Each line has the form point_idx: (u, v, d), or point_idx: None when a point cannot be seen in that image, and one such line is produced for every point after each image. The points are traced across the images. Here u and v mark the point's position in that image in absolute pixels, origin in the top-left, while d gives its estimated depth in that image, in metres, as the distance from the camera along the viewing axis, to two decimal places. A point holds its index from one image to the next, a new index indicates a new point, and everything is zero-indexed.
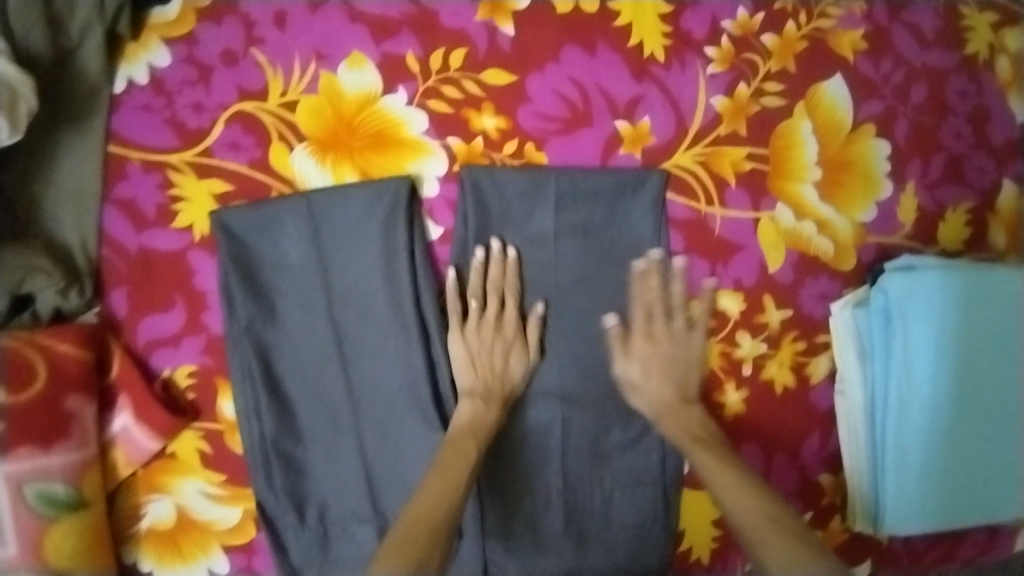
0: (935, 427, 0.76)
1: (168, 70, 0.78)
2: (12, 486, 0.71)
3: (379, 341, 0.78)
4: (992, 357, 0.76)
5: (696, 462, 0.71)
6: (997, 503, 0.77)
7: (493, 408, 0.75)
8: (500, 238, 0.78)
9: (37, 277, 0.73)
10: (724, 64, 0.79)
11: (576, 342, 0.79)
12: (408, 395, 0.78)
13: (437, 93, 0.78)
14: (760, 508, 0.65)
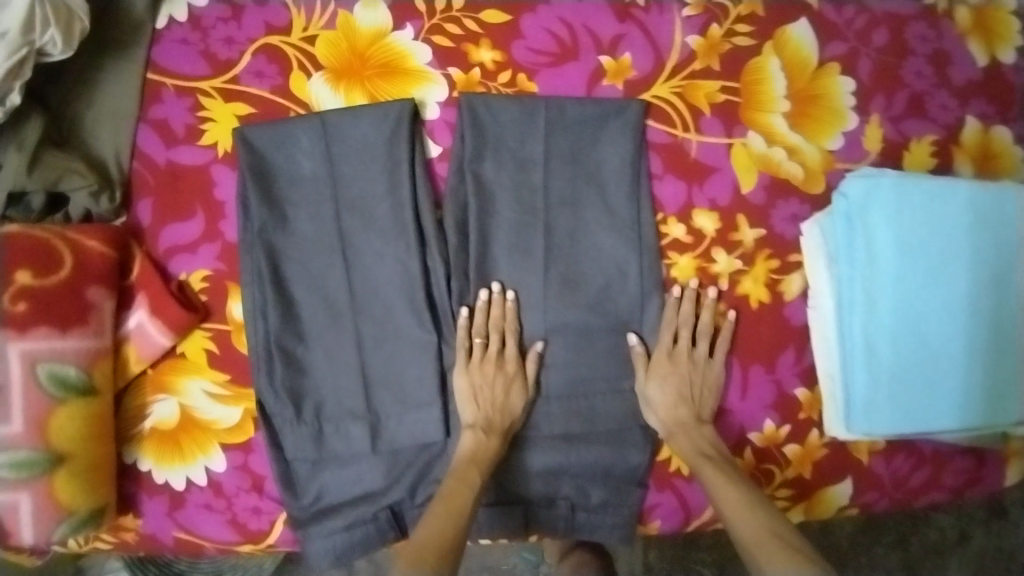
0: (901, 329, 0.81)
1: (205, 9, 0.87)
2: (27, 363, 0.76)
3: (380, 246, 0.84)
4: (953, 262, 0.81)
5: (707, 482, 0.79)
6: (963, 401, 0.81)
7: (498, 437, 0.81)
8: (489, 155, 0.85)
9: (73, 178, 0.81)
10: (698, 8, 0.88)
11: (567, 261, 0.85)
12: (403, 297, 0.84)
13: (441, 29, 0.87)
14: (765, 528, 0.73)
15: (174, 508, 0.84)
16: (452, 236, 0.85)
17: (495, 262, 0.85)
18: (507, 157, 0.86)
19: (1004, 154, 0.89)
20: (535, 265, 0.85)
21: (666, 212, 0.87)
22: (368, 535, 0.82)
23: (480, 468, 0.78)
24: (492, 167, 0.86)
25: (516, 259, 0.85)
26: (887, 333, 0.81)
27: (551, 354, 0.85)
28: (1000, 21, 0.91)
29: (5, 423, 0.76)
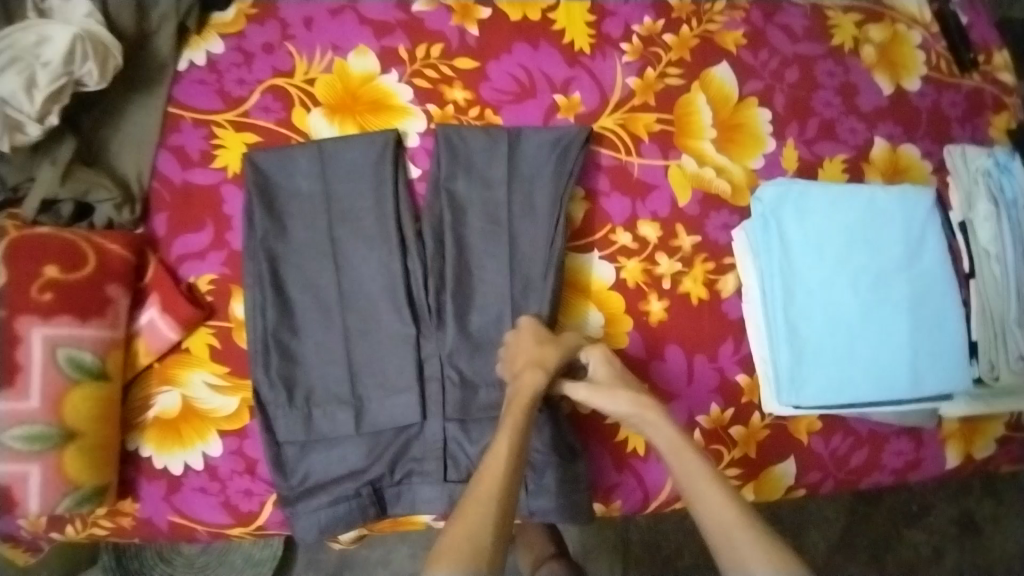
0: (815, 312, 0.96)
1: (220, 55, 1.03)
2: (48, 349, 0.85)
3: (366, 250, 0.95)
4: (853, 253, 0.97)
5: (682, 465, 0.81)
6: (873, 371, 0.95)
7: (544, 373, 0.86)
8: (457, 176, 0.98)
9: (99, 191, 0.93)
10: (636, 55, 1.05)
11: (527, 264, 0.96)
12: (386, 295, 0.94)
13: (421, 74, 1.02)
14: (734, 514, 0.75)
15: (172, 491, 0.91)
16: (430, 241, 0.97)
17: (471, 263, 0.96)
18: (471, 176, 0.98)
19: (912, 167, 1.07)
20: (502, 266, 0.96)
21: (617, 223, 0.99)
22: (351, 510, 0.89)
23: (524, 404, 0.84)
24: (462, 186, 0.98)
25: (489, 261, 0.96)
26: (805, 315, 0.95)
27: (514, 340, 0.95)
28: (908, 53, 1.10)
29: (25, 399, 0.84)
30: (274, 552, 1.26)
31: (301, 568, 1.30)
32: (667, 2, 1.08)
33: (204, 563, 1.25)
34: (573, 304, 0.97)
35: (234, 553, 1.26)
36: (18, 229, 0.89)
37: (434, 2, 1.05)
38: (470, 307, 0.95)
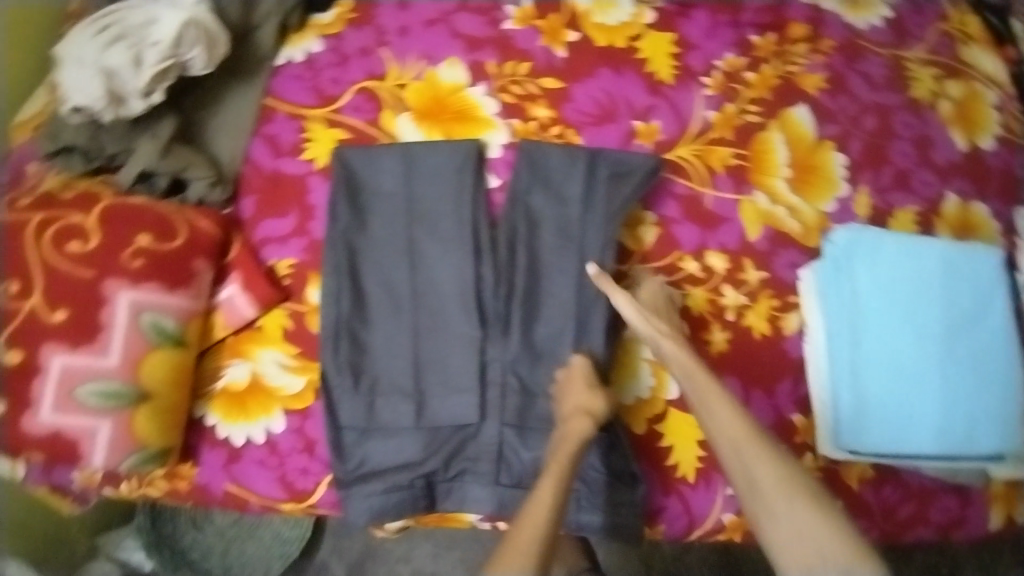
0: (880, 358, 0.97)
1: (319, 53, 1.08)
2: (133, 312, 0.89)
3: (442, 251, 0.98)
4: (922, 304, 0.98)
5: (696, 385, 0.88)
6: (935, 421, 0.96)
7: (592, 422, 0.88)
8: (531, 194, 1.01)
9: (195, 169, 0.99)
10: (716, 89, 1.07)
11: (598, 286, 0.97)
12: (457, 297, 0.97)
13: (507, 89, 1.05)
14: (744, 429, 0.83)
15: (231, 460, 0.96)
16: (503, 249, 0.99)
17: (542, 275, 0.98)
18: (549, 193, 1.01)
19: (981, 225, 1.07)
20: (569, 280, 0.98)
21: (686, 250, 1.01)
22: (403, 500, 0.92)
23: (572, 447, 0.86)
24: (539, 202, 1.01)
25: (559, 274, 0.99)
26: (869, 359, 0.97)
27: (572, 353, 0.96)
28: (981, 111, 1.12)
29: (104, 356, 0.87)
30: (302, 533, 1.39)
31: (326, 552, 1.41)
32: (751, 41, 1.11)
33: (234, 535, 1.37)
34: None
35: (264, 529, 1.38)
36: (115, 197, 0.94)
37: (525, 22, 1.08)
38: (538, 317, 0.98)
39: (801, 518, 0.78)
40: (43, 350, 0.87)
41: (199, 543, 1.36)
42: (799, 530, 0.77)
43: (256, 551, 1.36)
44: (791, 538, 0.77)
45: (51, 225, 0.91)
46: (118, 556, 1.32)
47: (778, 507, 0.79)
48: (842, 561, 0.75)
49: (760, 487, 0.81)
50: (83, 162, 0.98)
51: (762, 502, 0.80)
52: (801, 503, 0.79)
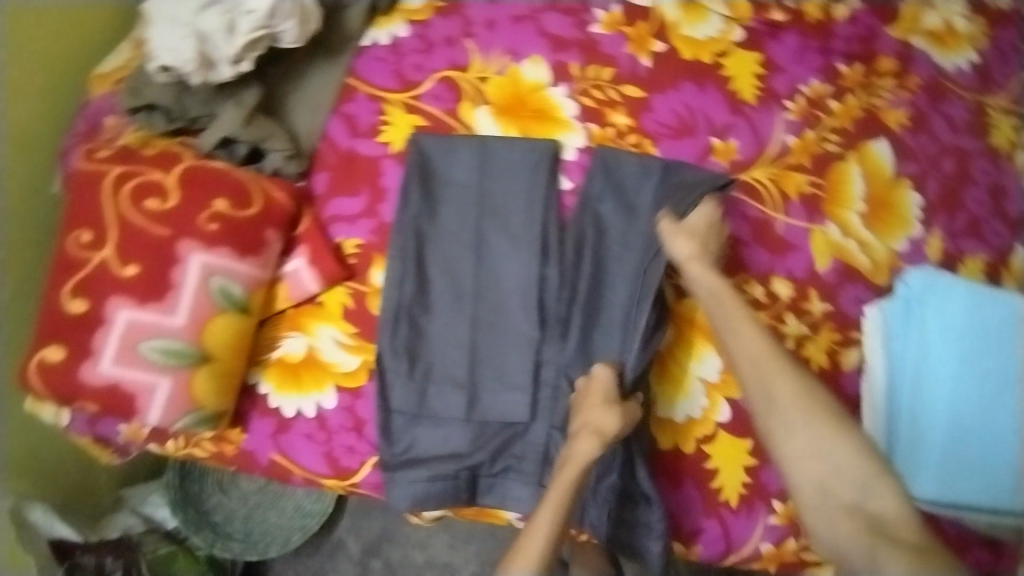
0: (940, 402, 0.97)
1: (404, 38, 1.08)
2: (204, 274, 0.90)
3: (509, 248, 0.98)
4: (989, 354, 0.98)
5: (721, 308, 0.90)
6: (994, 473, 0.94)
7: (599, 443, 0.86)
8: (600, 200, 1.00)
9: (275, 140, 1.00)
10: (799, 114, 1.06)
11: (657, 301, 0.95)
12: (519, 294, 0.97)
13: (588, 93, 1.04)
14: (763, 345, 0.87)
15: (280, 430, 0.97)
16: (569, 252, 0.98)
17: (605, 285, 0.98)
18: (619, 203, 1.00)
19: None
20: (630, 292, 0.97)
21: (751, 274, 1.01)
22: (445, 489, 0.95)
23: (576, 471, 0.85)
24: (608, 210, 1.00)
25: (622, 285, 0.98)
26: (931, 407, 0.97)
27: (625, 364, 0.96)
28: None
29: (171, 316, 0.88)
30: (324, 508, 1.38)
31: (343, 528, 1.46)
32: (838, 70, 1.09)
33: (257, 501, 1.37)
34: (692, 343, 0.98)
35: (287, 500, 1.38)
36: (196, 159, 0.95)
37: (613, 28, 1.07)
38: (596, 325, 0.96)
39: (818, 433, 0.83)
40: (111, 302, 0.88)
41: (223, 506, 1.36)
42: (817, 447, 0.83)
43: (277, 520, 1.37)
44: (807, 453, 0.83)
45: (129, 180, 0.92)
46: (143, 510, 1.32)
47: (798, 422, 0.84)
48: (857, 477, 0.82)
49: (778, 403, 0.85)
50: (165, 121, 0.99)
51: (778, 417, 0.85)
52: (820, 420, 0.84)
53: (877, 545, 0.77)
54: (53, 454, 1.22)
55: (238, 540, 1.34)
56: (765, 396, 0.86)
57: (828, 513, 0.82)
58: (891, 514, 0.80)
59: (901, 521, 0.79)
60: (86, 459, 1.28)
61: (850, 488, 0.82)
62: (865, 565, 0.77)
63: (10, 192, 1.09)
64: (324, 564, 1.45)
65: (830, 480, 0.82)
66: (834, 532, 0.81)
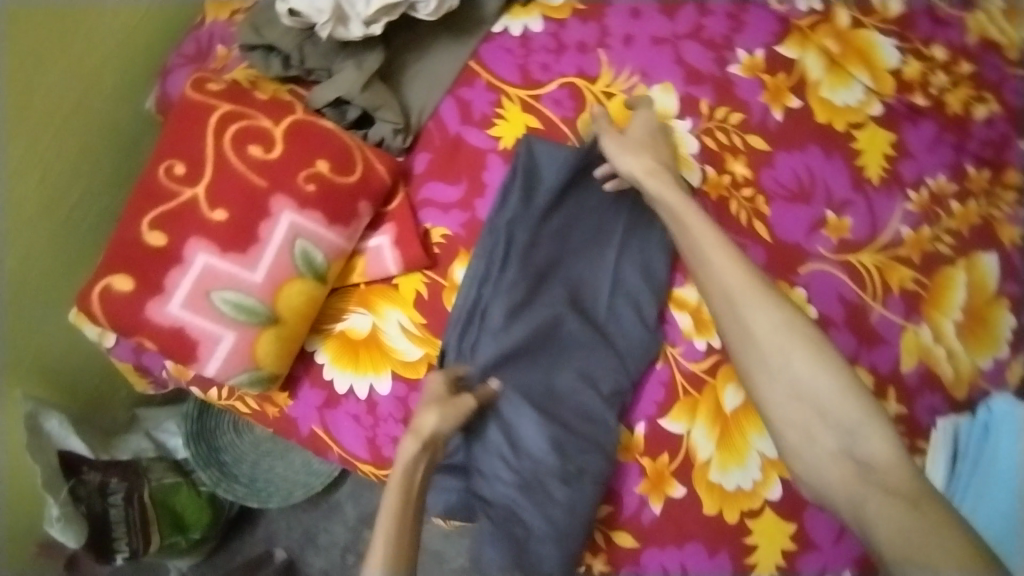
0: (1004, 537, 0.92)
1: (536, 34, 1.04)
2: (290, 235, 0.87)
3: (586, 274, 0.97)
4: None
5: (682, 224, 0.90)
6: None
7: (416, 441, 0.83)
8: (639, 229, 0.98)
9: (386, 111, 0.96)
10: (920, 207, 1.01)
11: (637, 338, 0.95)
12: (585, 320, 0.96)
13: (712, 133, 1.01)
14: (744, 275, 0.86)
15: (328, 405, 0.95)
16: (535, 261, 0.96)
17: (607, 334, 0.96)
18: (638, 251, 0.97)
19: None
20: (573, 304, 0.96)
21: None
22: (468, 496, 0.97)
23: (404, 469, 0.82)
24: (629, 259, 0.97)
25: (625, 342, 0.95)
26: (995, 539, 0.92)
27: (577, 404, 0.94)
28: None
29: (250, 271, 0.86)
30: (331, 472, 1.33)
31: (344, 492, 1.40)
32: (965, 170, 1.04)
33: (268, 449, 1.32)
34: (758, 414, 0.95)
35: (297, 453, 1.33)
36: (306, 114, 0.92)
37: (751, 72, 1.02)
38: (548, 343, 0.95)
39: (800, 366, 0.84)
40: (191, 242, 0.85)
41: (234, 447, 1.30)
42: (797, 386, 0.84)
43: (282, 472, 1.31)
44: (790, 396, 0.85)
45: (236, 121, 0.88)
46: (156, 436, 1.27)
47: (774, 359, 0.85)
48: (845, 421, 0.81)
49: (757, 339, 0.86)
50: (281, 67, 0.96)
51: (761, 355, 0.86)
52: (801, 358, 0.84)
53: (868, 492, 0.78)
54: (76, 363, 1.17)
55: (242, 483, 1.27)
56: (744, 333, 0.87)
57: (818, 458, 0.83)
58: (886, 463, 0.79)
59: (893, 462, 0.78)
60: (108, 372, 1.23)
61: (835, 435, 0.82)
62: (853, 510, 0.79)
63: (89, 112, 1.04)
64: (316, 523, 1.39)
65: (816, 421, 0.83)
66: (825, 478, 0.82)
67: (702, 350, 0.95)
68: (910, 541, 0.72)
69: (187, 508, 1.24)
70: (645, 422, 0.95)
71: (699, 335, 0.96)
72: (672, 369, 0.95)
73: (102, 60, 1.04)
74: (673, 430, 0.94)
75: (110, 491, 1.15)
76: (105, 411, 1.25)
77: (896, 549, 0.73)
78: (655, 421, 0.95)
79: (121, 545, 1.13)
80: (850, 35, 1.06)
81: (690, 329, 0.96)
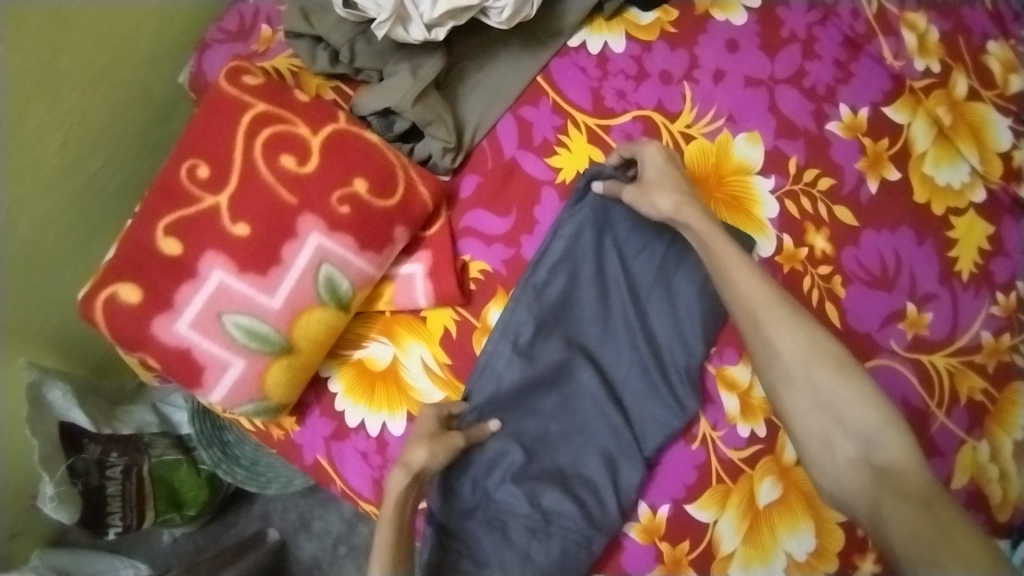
0: None
1: (617, 55, 0.93)
2: (316, 258, 0.79)
3: (616, 326, 0.88)
4: None
5: (711, 254, 0.80)
6: None
7: (404, 476, 0.79)
8: (675, 283, 0.88)
9: (439, 128, 0.87)
10: (1005, 312, 0.91)
11: (652, 401, 0.86)
12: (605, 376, 0.87)
13: (795, 197, 0.90)
14: (764, 289, 0.78)
15: (336, 436, 0.89)
16: (549, 298, 0.87)
17: (620, 390, 0.87)
18: (669, 306, 0.87)
19: None
20: (598, 357, 0.88)
21: None
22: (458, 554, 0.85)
23: (391, 511, 0.79)
24: (658, 312, 0.87)
25: (643, 408, 0.86)
26: None
27: (572, 464, 0.85)
28: None
29: (268, 296, 0.78)
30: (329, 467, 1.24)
31: None
32: None
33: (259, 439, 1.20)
34: (795, 510, 0.84)
35: None
36: (349, 122, 0.82)
37: (851, 134, 0.92)
38: (552, 393, 0.87)
39: (820, 380, 0.76)
40: (207, 256, 0.77)
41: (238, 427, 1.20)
42: (819, 397, 0.76)
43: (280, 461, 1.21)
44: (812, 408, 0.77)
45: (271, 124, 0.79)
46: (162, 409, 1.20)
47: (797, 374, 0.77)
48: (862, 428, 0.74)
49: (779, 356, 0.78)
50: (328, 62, 0.87)
51: (781, 371, 0.78)
52: (824, 373, 0.76)
53: (881, 497, 0.71)
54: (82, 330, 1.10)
55: (242, 466, 1.18)
56: (765, 347, 0.79)
57: (835, 469, 0.76)
58: (905, 465, 0.72)
59: (913, 470, 0.71)
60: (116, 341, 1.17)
61: (854, 442, 0.74)
62: (870, 517, 0.72)
63: (123, 86, 0.98)
64: (311, 510, 1.33)
65: (834, 432, 0.76)
66: (840, 486, 0.75)
67: (744, 437, 0.85)
68: (925, 542, 0.66)
69: (184, 485, 1.17)
70: (669, 504, 0.84)
71: (744, 421, 0.85)
72: (709, 454, 0.85)
73: (146, 36, 0.98)
74: (699, 517, 0.84)
75: (109, 464, 1.07)
76: (116, 377, 1.19)
77: (906, 550, 0.68)
78: (681, 506, 0.84)
79: (114, 520, 1.07)
80: (963, 108, 0.94)
81: (736, 413, 0.85)
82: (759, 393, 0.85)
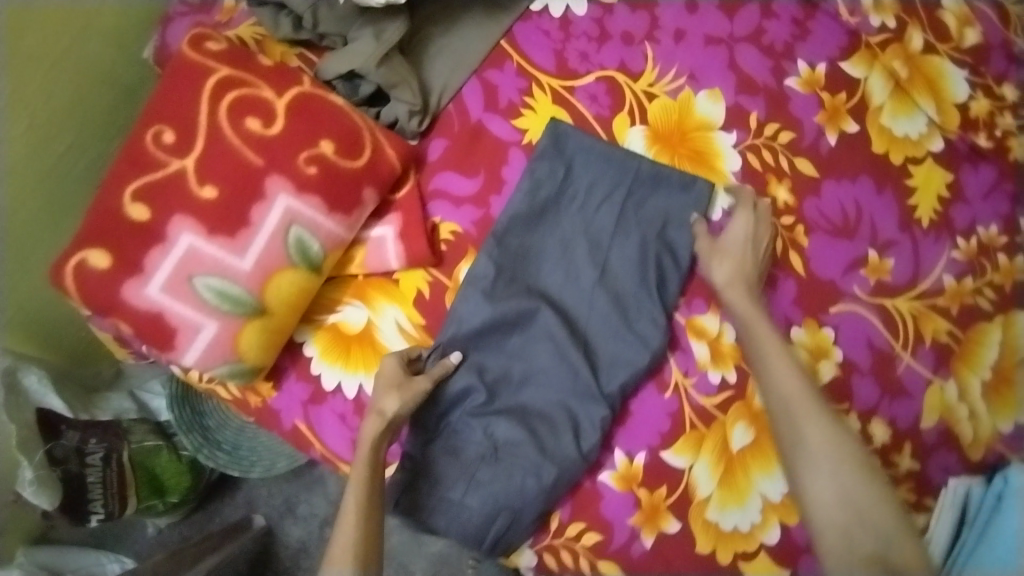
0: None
1: (579, 18, 0.95)
2: (285, 220, 0.80)
3: (577, 269, 0.88)
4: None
5: (748, 331, 0.82)
6: None
7: (380, 424, 0.79)
8: (633, 228, 0.89)
9: (404, 91, 0.88)
10: (967, 256, 0.93)
11: (615, 340, 0.86)
12: (566, 317, 0.87)
13: (757, 151, 0.92)
14: (799, 384, 0.78)
15: (313, 400, 0.89)
16: (510, 242, 0.88)
17: (587, 333, 0.87)
18: (628, 250, 0.88)
19: None
20: (561, 299, 0.88)
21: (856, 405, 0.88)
22: (415, 487, 0.84)
23: (367, 456, 0.79)
24: (619, 258, 0.88)
25: (605, 348, 0.86)
26: None
27: (531, 401, 0.85)
28: None
29: (238, 258, 0.78)
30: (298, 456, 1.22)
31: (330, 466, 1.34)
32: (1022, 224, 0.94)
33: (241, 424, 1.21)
34: (767, 454, 0.84)
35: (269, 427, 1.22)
36: (313, 86, 0.83)
37: (809, 88, 0.94)
38: (513, 332, 0.87)
39: (845, 480, 0.74)
40: (175, 220, 0.77)
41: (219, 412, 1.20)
42: (842, 492, 0.74)
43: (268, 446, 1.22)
44: (835, 500, 0.74)
45: (235, 88, 0.80)
46: (139, 396, 1.21)
47: (823, 465, 0.75)
48: (882, 527, 0.72)
49: (804, 445, 0.76)
50: (291, 28, 0.88)
51: (804, 460, 0.76)
52: (850, 472, 0.74)
53: None
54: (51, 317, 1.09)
55: (224, 451, 1.18)
56: (794, 440, 0.77)
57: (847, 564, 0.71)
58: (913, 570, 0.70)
59: None
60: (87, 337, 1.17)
61: (874, 538, 0.71)
62: None
63: (87, 65, 0.99)
64: (297, 494, 1.32)
65: (854, 527, 0.72)
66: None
67: (715, 384, 0.86)
68: None
69: (166, 471, 1.17)
70: (646, 452, 0.85)
71: (715, 366, 0.87)
72: (680, 401, 0.86)
73: (108, 15, 0.99)
74: (674, 463, 0.84)
75: (89, 451, 1.07)
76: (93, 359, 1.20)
77: None
78: (656, 452, 0.85)
79: (96, 507, 1.06)
80: (919, 61, 0.96)
81: (706, 360, 0.87)
82: (728, 339, 0.87)
